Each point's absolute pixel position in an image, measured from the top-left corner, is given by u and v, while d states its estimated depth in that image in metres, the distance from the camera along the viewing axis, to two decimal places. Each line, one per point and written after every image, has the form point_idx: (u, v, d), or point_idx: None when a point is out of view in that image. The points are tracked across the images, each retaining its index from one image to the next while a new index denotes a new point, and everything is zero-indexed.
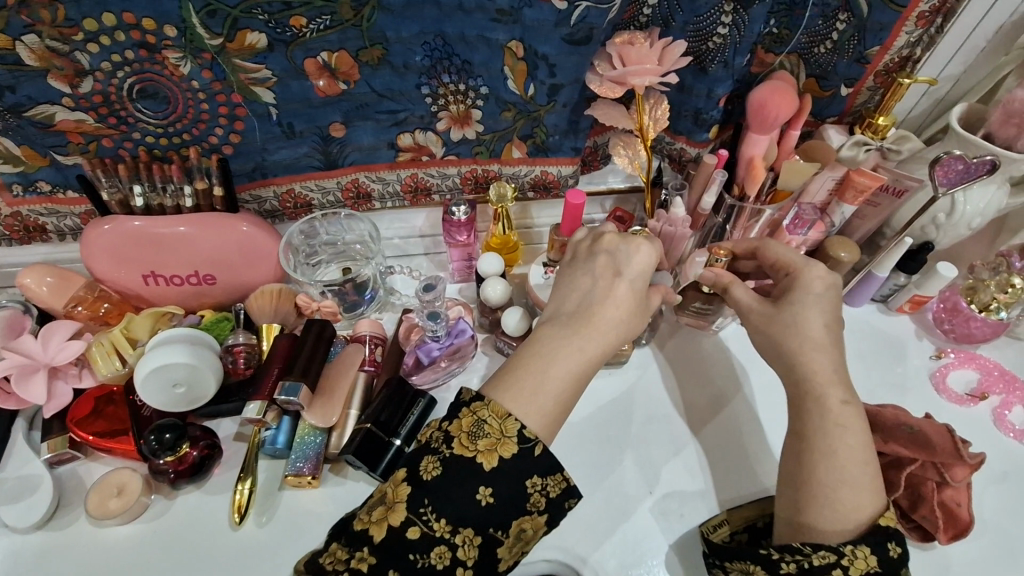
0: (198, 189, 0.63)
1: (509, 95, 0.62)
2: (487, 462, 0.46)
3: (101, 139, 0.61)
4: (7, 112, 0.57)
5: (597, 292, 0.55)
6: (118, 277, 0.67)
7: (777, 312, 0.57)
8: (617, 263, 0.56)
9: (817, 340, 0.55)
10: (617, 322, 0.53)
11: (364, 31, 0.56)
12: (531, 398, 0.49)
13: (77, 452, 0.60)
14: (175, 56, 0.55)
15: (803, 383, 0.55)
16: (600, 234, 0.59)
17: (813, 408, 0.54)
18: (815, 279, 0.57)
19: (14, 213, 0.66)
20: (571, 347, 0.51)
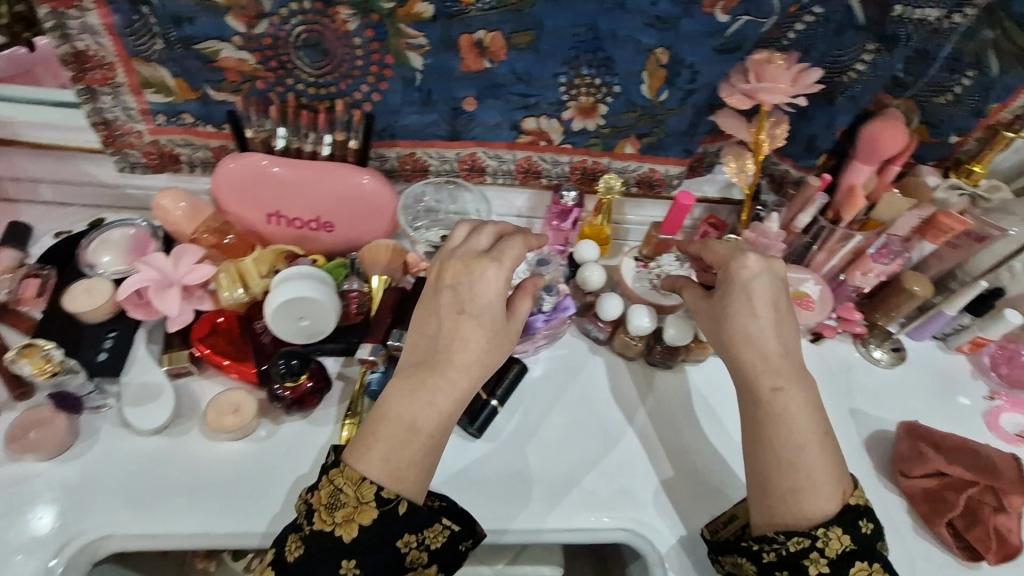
0: (337, 141, 0.67)
1: (641, 99, 0.66)
2: (347, 533, 0.50)
3: (256, 80, 0.64)
4: (176, 43, 0.60)
5: (443, 336, 0.56)
6: (244, 213, 0.70)
7: (714, 308, 0.60)
8: (461, 300, 0.57)
9: (750, 331, 0.57)
10: (466, 366, 0.55)
11: (522, 15, 0.60)
12: (391, 461, 0.52)
13: (193, 367, 0.63)
14: (346, 12, 0.59)
15: (740, 376, 0.58)
16: (445, 265, 0.59)
17: (752, 404, 0.57)
18: (742, 269, 0.59)
19: (153, 140, 0.69)
20: (420, 400, 0.54)
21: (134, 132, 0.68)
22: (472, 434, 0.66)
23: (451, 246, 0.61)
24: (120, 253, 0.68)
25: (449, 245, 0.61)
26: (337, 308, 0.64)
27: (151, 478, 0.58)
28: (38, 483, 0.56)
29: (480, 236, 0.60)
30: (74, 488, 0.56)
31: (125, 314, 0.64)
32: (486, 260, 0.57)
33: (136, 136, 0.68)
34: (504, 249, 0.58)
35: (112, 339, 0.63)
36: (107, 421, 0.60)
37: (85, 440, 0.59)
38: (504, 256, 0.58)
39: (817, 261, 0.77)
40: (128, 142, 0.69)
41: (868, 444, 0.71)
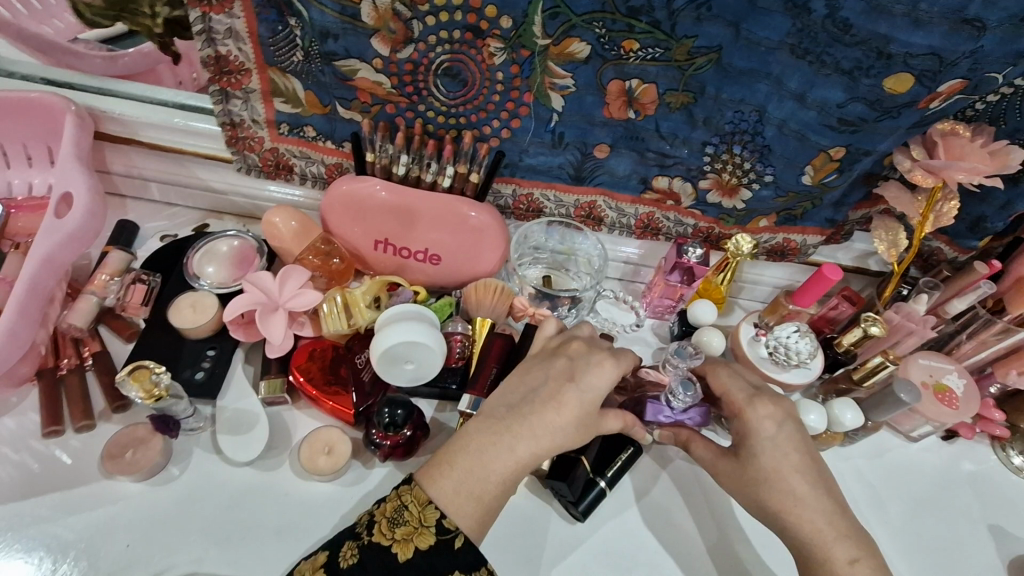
0: (459, 173, 0.63)
1: (796, 185, 0.61)
2: (401, 553, 0.45)
3: (387, 104, 0.61)
4: (317, 57, 0.58)
5: (542, 395, 0.51)
6: (352, 237, 0.68)
7: (743, 462, 0.54)
8: (573, 368, 0.52)
9: (795, 505, 0.51)
10: (557, 428, 0.50)
11: (685, 75, 0.56)
12: (459, 495, 0.47)
13: (288, 397, 0.61)
14: (496, 45, 0.55)
15: (798, 538, 0.51)
16: (569, 339, 0.56)
17: (818, 570, 0.50)
18: (764, 420, 0.54)
19: (273, 148, 0.67)
20: (502, 446, 0.49)
21: (255, 139, 0.66)
22: (574, 517, 0.60)
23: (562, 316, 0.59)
24: (225, 266, 0.66)
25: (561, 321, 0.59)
26: (440, 346, 0.58)
27: (240, 514, 0.55)
28: (128, 506, 0.54)
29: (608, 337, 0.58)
30: (164, 518, 0.54)
31: (225, 333, 0.62)
32: (610, 353, 0.53)
33: (256, 142, 0.67)
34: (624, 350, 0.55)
35: (210, 356, 0.61)
36: (200, 443, 0.58)
37: (179, 461, 0.57)
38: (624, 355, 0.54)
39: (960, 351, 0.69)
40: (248, 147, 0.67)
41: (1007, 568, 0.63)
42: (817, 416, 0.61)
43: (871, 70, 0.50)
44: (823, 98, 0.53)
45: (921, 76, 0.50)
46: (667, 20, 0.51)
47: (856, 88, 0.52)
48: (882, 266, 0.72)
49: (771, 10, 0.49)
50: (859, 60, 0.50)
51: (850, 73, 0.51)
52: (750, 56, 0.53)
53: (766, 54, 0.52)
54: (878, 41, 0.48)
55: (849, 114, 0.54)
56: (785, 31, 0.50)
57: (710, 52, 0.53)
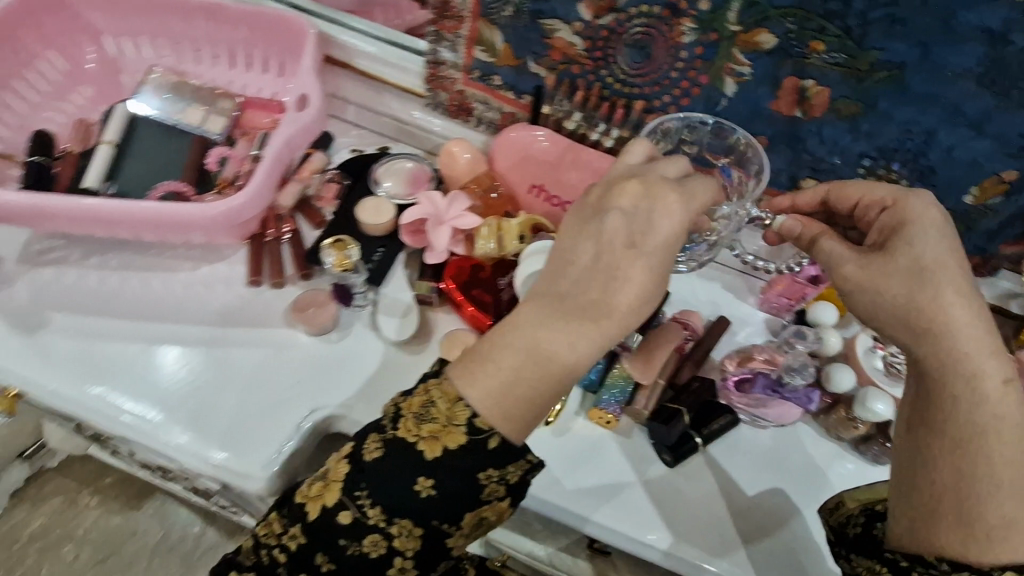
0: (622, 137, 0.72)
1: (955, 207, 0.63)
2: (429, 450, 0.46)
3: (574, 65, 0.69)
4: (525, 14, 0.67)
5: (602, 271, 0.47)
6: (513, 178, 0.76)
7: (890, 258, 0.49)
8: (637, 233, 0.47)
9: (965, 295, 0.47)
10: (631, 307, 0.46)
11: (862, 85, 0.59)
12: (495, 390, 0.45)
13: (435, 298, 0.70)
14: (688, 25, 0.61)
15: (941, 368, 0.47)
16: (618, 184, 0.49)
17: (962, 412, 0.46)
18: (922, 208, 0.50)
19: (461, 91, 0.77)
20: (555, 332, 0.45)
21: (449, 80, 0.76)
22: (663, 460, 0.65)
23: (620, 165, 0.53)
24: (402, 181, 0.77)
25: (626, 164, 0.53)
26: None
27: (383, 384, 0.65)
28: (304, 354, 0.66)
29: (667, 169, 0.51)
30: (328, 372, 0.65)
31: (394, 236, 0.72)
32: (677, 193, 0.48)
33: (449, 83, 0.76)
34: (693, 186, 0.49)
35: (381, 251, 0.71)
36: (361, 317, 0.69)
37: (340, 329, 0.67)
38: (694, 195, 0.49)
39: None
40: (441, 86, 0.77)
41: None
42: (884, 405, 0.62)
43: None
44: (1001, 128, 0.56)
45: None
46: (859, 29, 0.55)
47: None
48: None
49: (967, 36, 0.52)
50: None
51: None
52: (932, 79, 0.56)
53: (949, 78, 0.55)
54: None
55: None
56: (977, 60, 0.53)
57: (894, 67, 0.56)
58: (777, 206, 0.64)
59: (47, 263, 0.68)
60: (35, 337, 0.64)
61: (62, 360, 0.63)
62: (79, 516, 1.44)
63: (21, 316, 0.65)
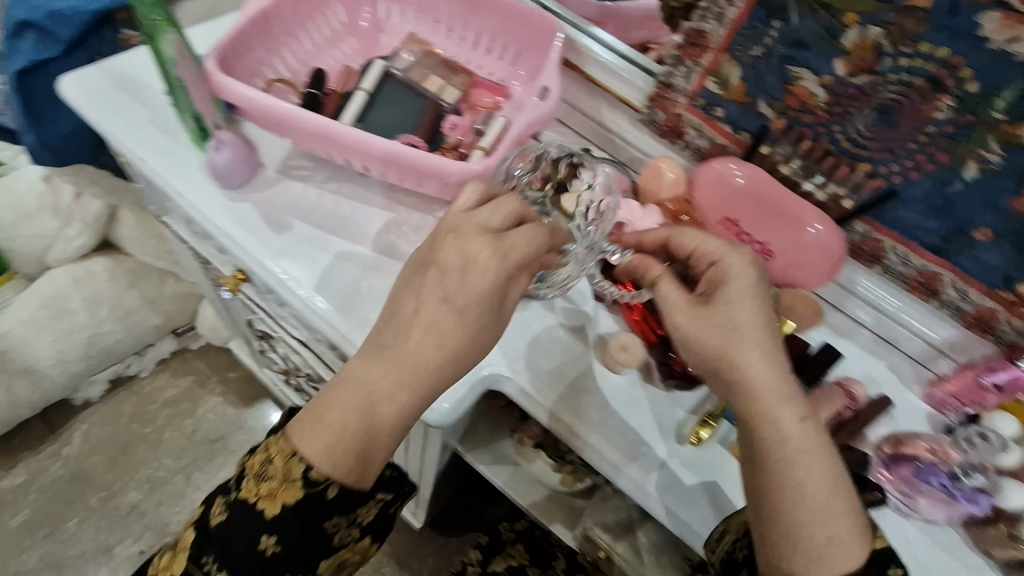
0: (836, 195, 0.73)
1: None
2: (268, 508, 0.58)
3: (807, 115, 0.70)
4: (775, 58, 0.69)
5: (415, 313, 0.59)
6: (707, 205, 0.79)
7: (713, 313, 0.58)
8: (446, 287, 0.58)
9: (742, 299, 0.58)
10: (455, 316, 0.58)
11: None
12: (329, 450, 0.57)
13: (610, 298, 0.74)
14: (947, 103, 0.61)
15: (744, 394, 0.56)
16: (444, 237, 0.60)
17: (784, 470, 0.53)
18: (737, 266, 0.59)
19: (679, 115, 0.80)
20: (406, 350, 0.58)
21: (671, 103, 0.79)
22: None
23: (452, 213, 0.62)
24: None
25: (456, 211, 0.61)
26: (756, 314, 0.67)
27: (548, 359, 0.71)
28: None
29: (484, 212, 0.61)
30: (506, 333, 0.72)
31: None
32: (491, 246, 0.58)
33: (670, 105, 0.80)
34: (512, 238, 0.58)
35: None
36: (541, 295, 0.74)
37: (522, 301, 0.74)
38: (506, 250, 0.58)
39: None
40: (663, 107, 0.81)
41: None
42: None
43: None
44: None
45: None
46: None
47: None
48: None
49: None
50: None
51: None
52: None
53: None
54: None
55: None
56: None
57: None
58: (624, 240, 0.69)
59: (296, 177, 0.79)
60: (282, 237, 0.75)
61: (300, 261, 0.74)
62: (202, 398, 1.64)
63: (273, 218, 0.76)
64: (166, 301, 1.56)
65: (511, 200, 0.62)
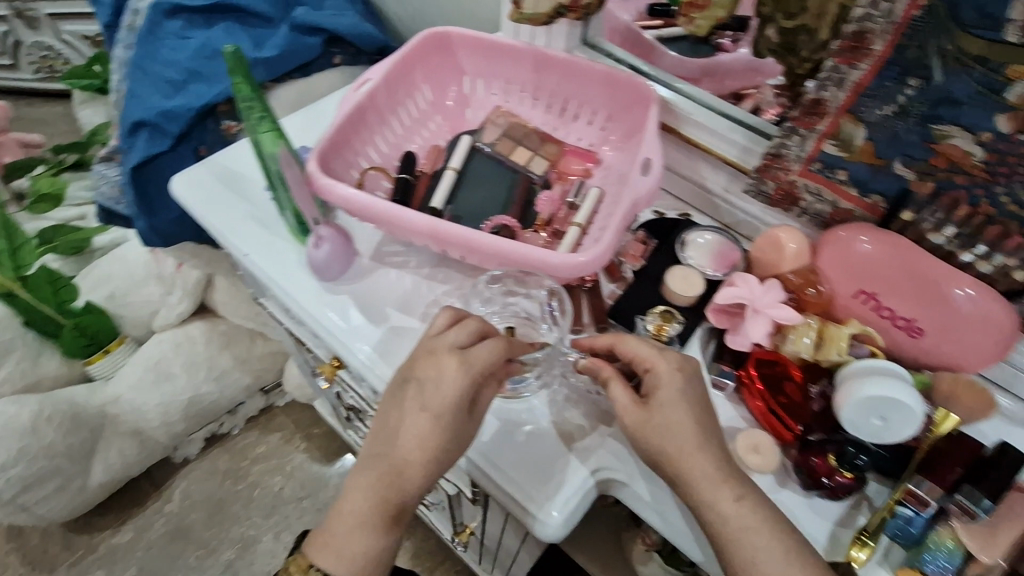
0: (1006, 266, 0.62)
1: None
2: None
3: (961, 176, 0.61)
4: (914, 116, 0.61)
5: (391, 447, 0.62)
6: (839, 279, 0.69)
7: (652, 415, 0.58)
8: (424, 396, 0.60)
9: (669, 408, 0.58)
10: (413, 454, 0.61)
11: None
12: (339, 554, 0.64)
13: (730, 386, 0.68)
14: None
15: (678, 476, 0.57)
16: (413, 360, 0.62)
17: (715, 522, 0.56)
18: (671, 370, 0.59)
19: (793, 180, 0.72)
20: (385, 465, 0.62)
21: (783, 169, 0.72)
22: None
23: (426, 334, 0.64)
24: (711, 256, 0.76)
25: (427, 334, 0.63)
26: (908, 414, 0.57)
27: None
28: (599, 406, 0.67)
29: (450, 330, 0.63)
30: (618, 430, 0.66)
31: (698, 309, 0.72)
32: (453, 356, 0.60)
33: (781, 172, 0.72)
34: (474, 356, 0.60)
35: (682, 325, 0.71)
36: None
37: None
38: (472, 361, 0.60)
39: None
40: (768, 177, 0.73)
41: None
42: None
43: None
44: None
45: None
46: None
47: None
48: None
49: None
50: None
51: None
52: None
53: None
54: None
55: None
56: None
57: None
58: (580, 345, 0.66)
59: (392, 264, 0.77)
60: (377, 328, 0.73)
61: (397, 355, 0.71)
62: (288, 455, 1.68)
63: (372, 310, 0.74)
64: (255, 360, 1.61)
65: (475, 318, 0.64)
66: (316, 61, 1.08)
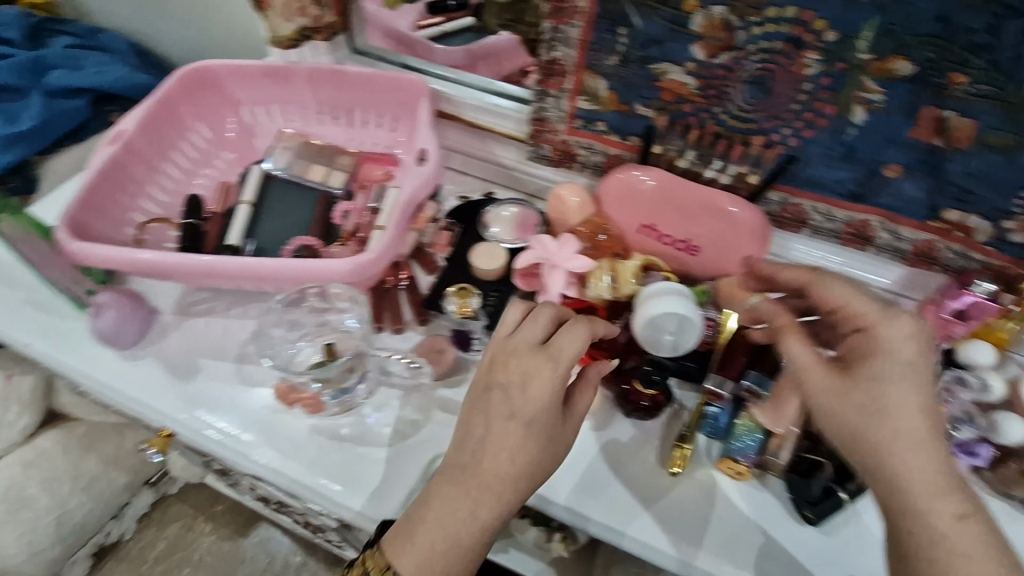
0: (740, 173, 0.70)
1: None
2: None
3: (686, 104, 0.68)
4: (634, 61, 0.67)
5: (484, 442, 0.52)
6: (621, 218, 0.75)
7: (854, 386, 0.48)
8: (511, 403, 0.52)
9: (892, 381, 0.47)
10: (501, 477, 0.51)
11: (1015, 112, 0.54)
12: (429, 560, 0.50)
13: (548, 340, 0.69)
14: (813, 57, 0.59)
15: (892, 486, 0.45)
16: (493, 362, 0.55)
17: (915, 529, 0.44)
18: (896, 334, 0.48)
19: (565, 140, 0.78)
20: (487, 453, 0.52)
21: (551, 132, 0.77)
22: (804, 518, 0.61)
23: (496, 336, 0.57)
24: (513, 226, 0.78)
25: (498, 335, 0.57)
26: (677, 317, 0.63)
27: None
28: (428, 395, 0.67)
29: (540, 318, 0.55)
30: (452, 410, 0.66)
31: (507, 280, 0.74)
32: (544, 357, 0.53)
33: (552, 135, 0.78)
34: (559, 346, 0.53)
35: (495, 297, 0.73)
36: (476, 364, 0.69)
37: (458, 373, 0.68)
38: (555, 356, 0.53)
39: None
40: (544, 140, 0.79)
41: None
42: None
43: None
44: None
45: None
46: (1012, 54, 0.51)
47: None
48: None
49: None
50: None
51: None
52: None
53: None
54: None
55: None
56: None
57: None
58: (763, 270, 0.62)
59: (197, 314, 0.74)
60: (188, 384, 0.69)
61: (213, 405, 0.67)
62: (195, 542, 1.53)
63: (180, 365, 0.70)
64: None
65: (546, 305, 0.57)
66: (89, 123, 1.01)
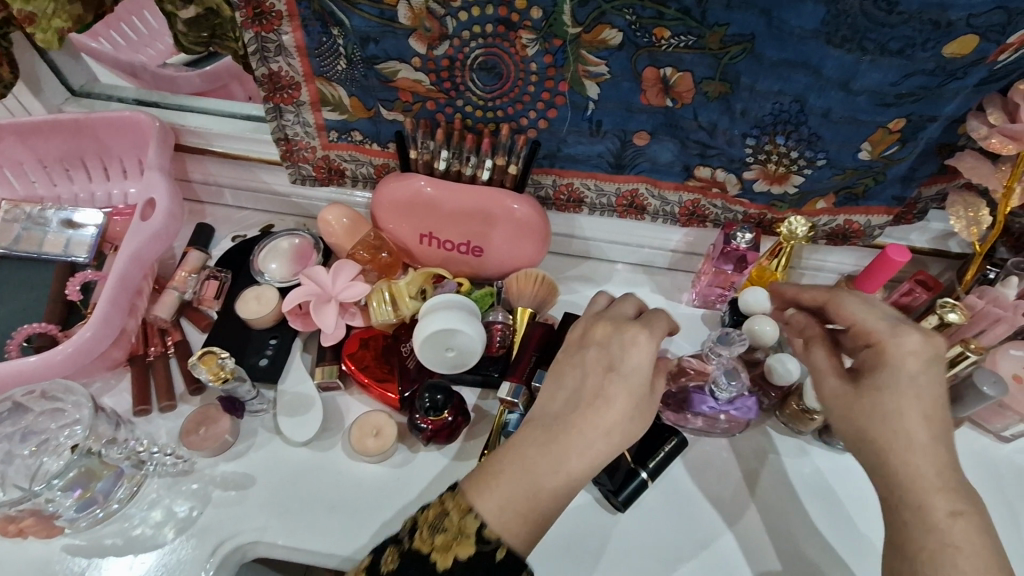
0: (497, 166, 0.64)
1: (854, 163, 0.58)
2: (441, 563, 0.43)
3: (428, 101, 0.63)
4: (359, 63, 0.61)
5: (585, 392, 0.49)
6: (397, 230, 0.70)
7: (856, 396, 0.48)
8: (611, 358, 0.50)
9: (892, 393, 0.47)
10: (606, 430, 0.48)
11: (721, 64, 0.54)
12: (507, 508, 0.45)
13: (340, 383, 0.65)
14: (528, 36, 0.55)
15: (881, 468, 0.46)
16: (592, 324, 0.53)
17: (917, 515, 0.44)
18: (903, 355, 0.48)
19: (324, 155, 0.71)
20: (580, 416, 0.48)
21: (308, 148, 0.70)
22: (614, 507, 0.60)
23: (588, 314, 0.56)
24: (287, 262, 0.71)
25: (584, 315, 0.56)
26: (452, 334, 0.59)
27: (299, 488, 0.60)
28: (213, 475, 0.60)
29: (628, 305, 0.55)
30: (237, 484, 0.60)
31: (285, 323, 0.67)
32: (642, 325, 0.51)
33: (309, 152, 0.71)
34: (654, 318, 0.52)
35: (273, 345, 0.66)
36: (262, 426, 0.63)
37: (245, 439, 0.62)
38: (654, 325, 0.51)
39: None
40: (302, 157, 0.71)
41: None
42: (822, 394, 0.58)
43: (927, 43, 0.48)
44: (869, 82, 0.51)
45: (987, 34, 0.47)
46: (697, 7, 0.50)
47: (911, 64, 0.49)
48: (963, 247, 0.66)
49: None
50: (910, 37, 0.47)
51: (902, 52, 0.48)
52: (784, 46, 0.51)
53: (801, 44, 0.50)
54: (934, 12, 0.46)
55: (906, 88, 0.51)
56: (820, 19, 0.48)
57: (744, 40, 0.51)
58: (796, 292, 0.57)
59: None
60: None
61: None
62: None
63: None
64: None
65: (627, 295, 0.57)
66: None
